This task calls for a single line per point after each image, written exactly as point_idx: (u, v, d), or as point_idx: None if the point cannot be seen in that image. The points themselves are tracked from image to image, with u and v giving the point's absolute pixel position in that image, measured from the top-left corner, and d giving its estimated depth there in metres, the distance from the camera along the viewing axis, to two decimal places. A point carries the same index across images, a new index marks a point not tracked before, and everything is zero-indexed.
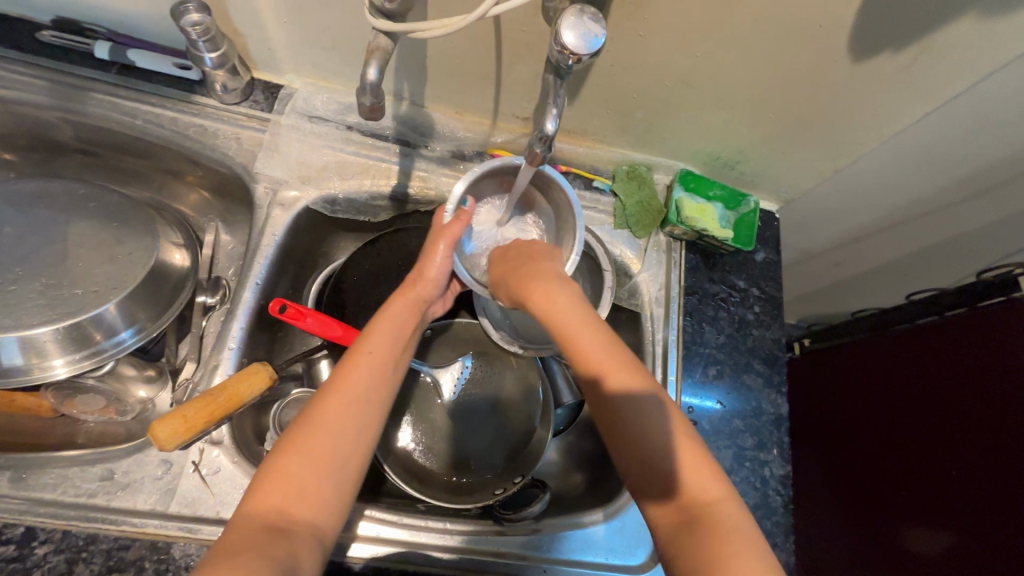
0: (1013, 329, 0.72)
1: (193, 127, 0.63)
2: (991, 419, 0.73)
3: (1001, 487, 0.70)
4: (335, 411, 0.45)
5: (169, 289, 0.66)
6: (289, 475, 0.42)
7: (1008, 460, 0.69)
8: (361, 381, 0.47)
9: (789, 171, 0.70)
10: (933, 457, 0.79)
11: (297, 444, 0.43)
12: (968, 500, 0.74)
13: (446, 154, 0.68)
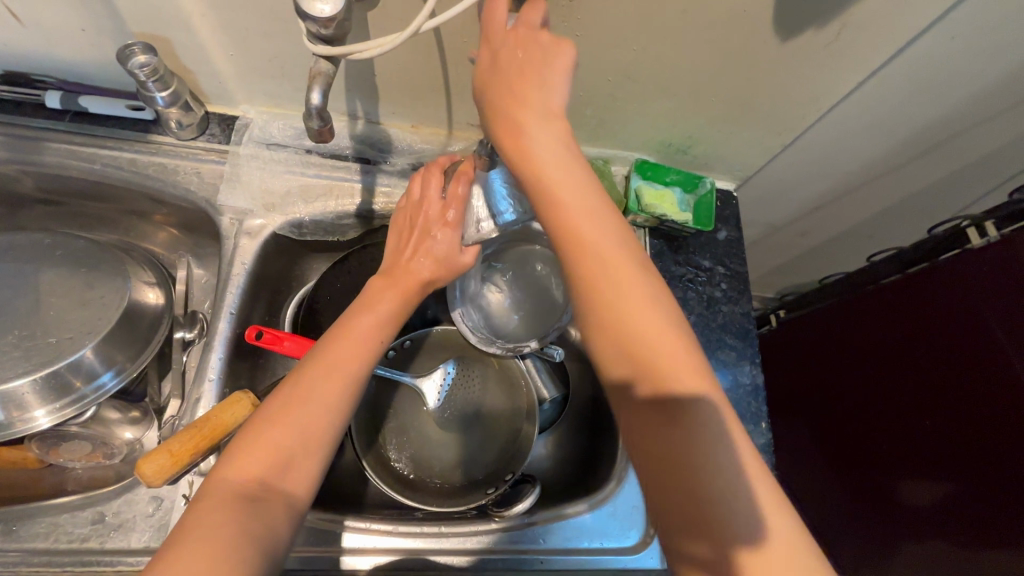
0: (976, 280, 0.75)
1: (153, 166, 0.64)
2: (969, 368, 0.76)
3: (989, 432, 0.73)
4: (319, 388, 0.45)
5: (145, 328, 0.67)
6: (272, 448, 0.42)
7: (994, 407, 0.72)
8: (348, 360, 0.47)
9: (740, 150, 0.73)
10: (924, 412, 0.82)
11: (276, 416, 0.43)
12: (958, 448, 0.77)
13: (407, 167, 0.69)
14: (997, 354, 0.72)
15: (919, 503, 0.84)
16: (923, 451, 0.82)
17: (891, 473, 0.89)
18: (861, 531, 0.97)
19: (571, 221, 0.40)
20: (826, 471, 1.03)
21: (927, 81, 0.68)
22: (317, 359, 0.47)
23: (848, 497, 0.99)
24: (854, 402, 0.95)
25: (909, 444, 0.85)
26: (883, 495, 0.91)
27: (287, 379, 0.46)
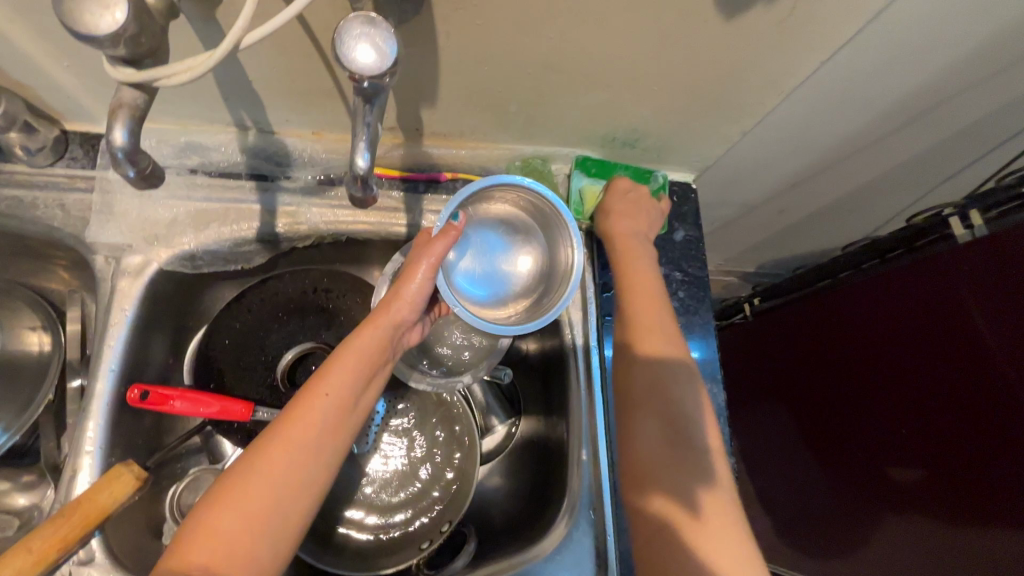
0: (951, 260, 0.68)
1: (5, 201, 0.54)
2: (943, 353, 0.70)
3: (968, 418, 0.68)
4: (280, 464, 0.40)
5: (29, 379, 0.61)
6: (217, 535, 0.37)
7: (971, 392, 0.67)
8: (312, 429, 0.42)
9: (695, 140, 0.64)
10: (902, 399, 0.77)
11: (232, 500, 0.39)
12: (936, 436, 0.72)
13: (312, 181, 0.60)
14: (976, 337, 0.66)
15: (897, 497, 0.79)
16: (903, 441, 0.77)
17: (872, 466, 0.84)
18: (838, 525, 0.93)
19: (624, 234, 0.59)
20: (810, 465, 0.97)
21: (903, 51, 0.58)
22: (279, 428, 0.42)
23: (825, 490, 0.94)
24: (832, 394, 0.90)
25: (887, 433, 0.80)
26: (862, 488, 0.86)
27: (246, 451, 0.41)
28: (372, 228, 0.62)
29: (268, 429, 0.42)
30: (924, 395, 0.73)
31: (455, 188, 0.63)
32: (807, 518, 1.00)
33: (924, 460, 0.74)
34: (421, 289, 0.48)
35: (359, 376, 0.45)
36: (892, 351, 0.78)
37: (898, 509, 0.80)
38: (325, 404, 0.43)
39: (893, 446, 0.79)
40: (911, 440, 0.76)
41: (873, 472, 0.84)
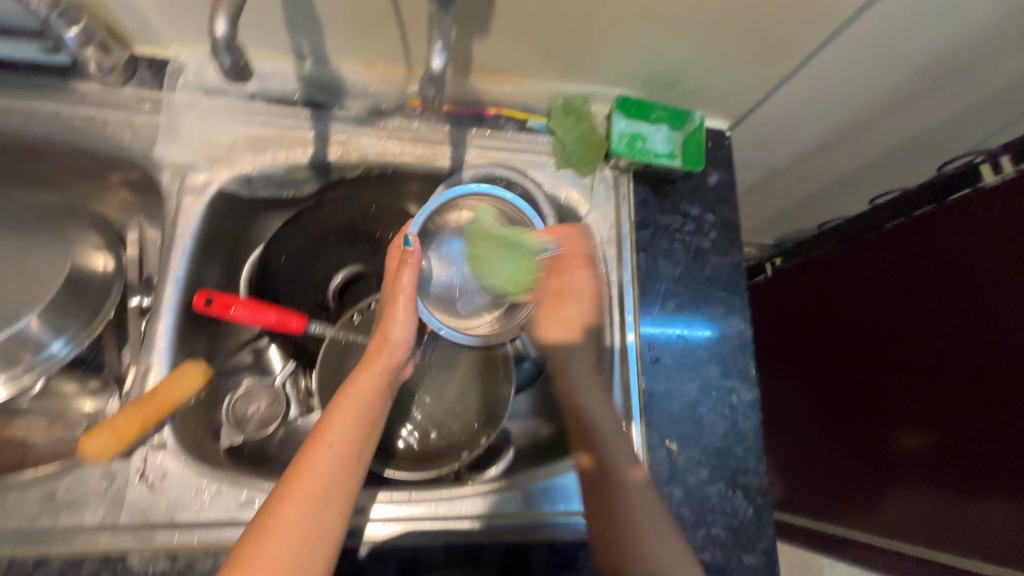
0: (971, 204, 0.69)
1: (78, 118, 0.57)
2: (959, 298, 0.71)
3: (980, 361, 0.69)
4: (295, 518, 0.43)
5: (94, 294, 0.63)
6: (273, 560, 0.41)
7: (986, 334, 0.68)
8: (322, 478, 0.45)
9: (733, 84, 0.65)
10: (913, 350, 0.78)
11: (253, 559, 0.41)
12: (947, 381, 0.73)
13: (363, 112, 0.63)
14: (992, 277, 0.67)
15: (905, 458, 0.80)
16: (913, 391, 0.78)
17: (881, 425, 0.84)
18: (842, 490, 0.92)
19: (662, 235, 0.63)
20: (812, 425, 0.98)
21: None
22: (288, 485, 0.45)
23: (830, 454, 0.94)
24: (840, 352, 0.91)
25: (897, 387, 0.80)
26: (869, 453, 0.86)
27: (258, 514, 0.44)
28: (418, 160, 0.63)
29: (292, 466, 0.46)
30: (940, 357, 0.74)
31: (500, 124, 0.66)
32: (809, 482, 1.00)
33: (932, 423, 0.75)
34: (405, 331, 0.54)
35: (359, 422, 0.49)
36: (910, 310, 0.78)
37: (908, 470, 0.79)
38: (331, 452, 0.47)
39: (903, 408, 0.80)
40: (921, 401, 0.77)
41: (883, 431, 0.83)
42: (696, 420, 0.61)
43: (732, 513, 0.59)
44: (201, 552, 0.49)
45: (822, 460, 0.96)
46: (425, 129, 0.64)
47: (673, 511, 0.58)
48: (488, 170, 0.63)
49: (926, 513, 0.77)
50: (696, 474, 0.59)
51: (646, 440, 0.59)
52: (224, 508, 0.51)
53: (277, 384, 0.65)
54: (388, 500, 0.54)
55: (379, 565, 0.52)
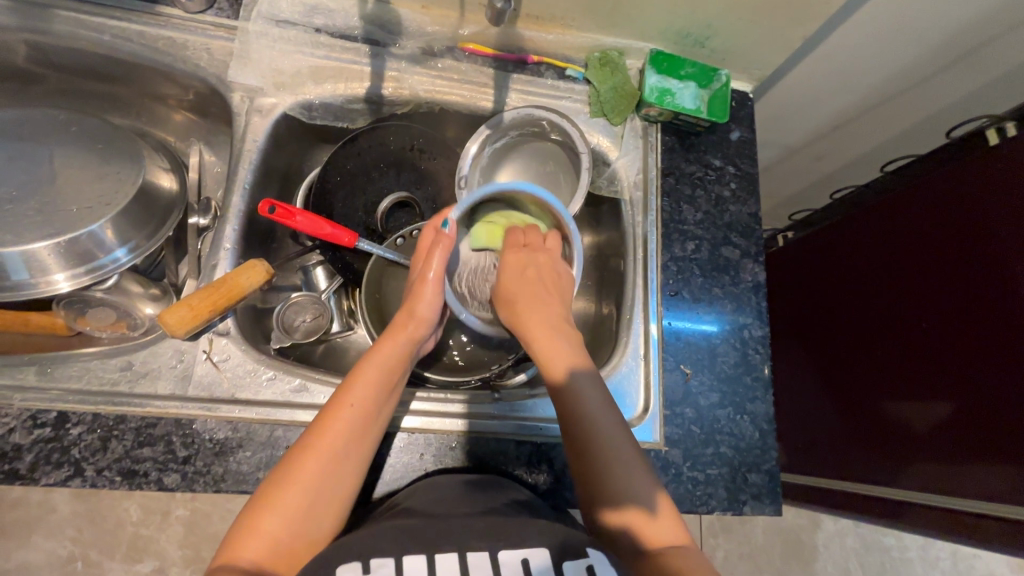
0: (993, 167, 0.72)
1: (162, 40, 0.64)
2: (970, 251, 0.74)
3: (989, 308, 0.71)
4: (312, 469, 0.46)
5: (160, 209, 0.67)
6: (261, 530, 0.43)
7: (995, 282, 0.71)
8: (340, 437, 0.48)
9: (758, 46, 0.70)
10: (922, 306, 0.80)
11: (273, 500, 0.44)
12: (955, 333, 0.75)
13: (416, 51, 0.68)
14: (1005, 228, 0.70)
15: (917, 439, 0.79)
16: (920, 347, 0.79)
17: (889, 392, 0.84)
18: (842, 462, 0.91)
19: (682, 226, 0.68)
20: (810, 394, 0.99)
21: None
22: (309, 440, 0.47)
23: (833, 423, 0.93)
24: (849, 319, 0.93)
25: (904, 346, 0.82)
26: (876, 430, 0.86)
27: (284, 460, 0.47)
28: (461, 99, 0.69)
29: (304, 436, 0.48)
30: (946, 323, 0.76)
31: (540, 71, 0.71)
32: (802, 455, 0.99)
33: (938, 391, 0.76)
34: (430, 306, 0.57)
35: (378, 386, 0.51)
36: (922, 280, 0.80)
37: (919, 444, 0.78)
38: (351, 413, 0.49)
39: (910, 378, 0.81)
40: (925, 369, 0.78)
41: (892, 399, 0.83)
42: (710, 349, 0.66)
43: (740, 436, 0.63)
44: (259, 423, 0.53)
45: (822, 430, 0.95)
46: (472, 71, 0.69)
47: (685, 427, 0.63)
48: (527, 111, 0.68)
49: (931, 475, 0.76)
50: (708, 397, 0.64)
51: (662, 363, 0.65)
52: (279, 391, 0.55)
53: (324, 299, 0.69)
54: (424, 398, 0.60)
55: (411, 453, 0.57)
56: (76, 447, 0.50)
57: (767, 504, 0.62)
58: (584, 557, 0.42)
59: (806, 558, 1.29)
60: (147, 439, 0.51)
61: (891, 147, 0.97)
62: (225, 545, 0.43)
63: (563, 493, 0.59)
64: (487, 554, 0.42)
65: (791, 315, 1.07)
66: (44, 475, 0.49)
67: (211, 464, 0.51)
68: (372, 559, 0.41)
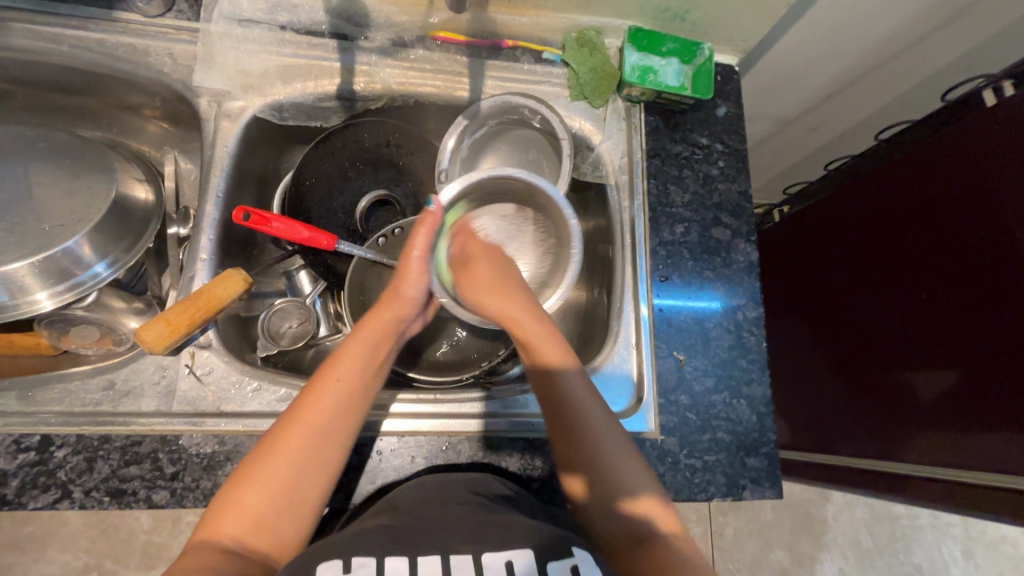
0: (988, 129, 0.70)
1: (123, 47, 0.62)
2: (968, 215, 0.72)
3: (990, 273, 0.69)
4: (298, 444, 0.45)
5: (137, 220, 0.65)
6: (244, 507, 0.42)
7: (996, 246, 0.69)
8: (327, 413, 0.47)
9: (739, 16, 0.67)
10: (922, 275, 0.78)
11: (257, 481, 0.44)
12: (957, 300, 0.73)
13: (386, 43, 0.66)
14: (1002, 188, 0.68)
15: (924, 408, 0.77)
16: (922, 317, 0.78)
17: (895, 365, 0.82)
18: (851, 439, 0.89)
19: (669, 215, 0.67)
20: (815, 370, 0.97)
21: None
22: (295, 415, 0.47)
23: (840, 399, 0.92)
24: (849, 292, 0.91)
25: (907, 317, 0.80)
26: (883, 404, 0.84)
27: (268, 436, 0.46)
28: (436, 90, 0.67)
29: (289, 412, 0.48)
30: (948, 291, 0.74)
31: (516, 56, 0.69)
32: (811, 432, 0.98)
33: (944, 360, 0.74)
34: (416, 287, 0.56)
35: (365, 364, 0.51)
36: (922, 247, 0.78)
37: (928, 413, 0.77)
38: (338, 389, 0.49)
39: (913, 349, 0.79)
40: (930, 340, 0.76)
41: (899, 372, 0.81)
42: (703, 334, 0.64)
43: (737, 420, 0.62)
44: (246, 435, 0.53)
45: (830, 408, 0.94)
46: (445, 60, 0.67)
47: (680, 415, 0.62)
48: (504, 98, 0.66)
49: (943, 444, 0.74)
50: (703, 382, 0.63)
51: (655, 351, 0.63)
52: (265, 401, 0.55)
53: (308, 303, 0.68)
54: (407, 398, 0.59)
55: (401, 456, 0.57)
56: (63, 470, 0.49)
57: (768, 487, 0.61)
58: (569, 556, 0.42)
59: (817, 531, 1.29)
60: (133, 457, 0.50)
61: (886, 112, 0.94)
62: (203, 524, 0.42)
63: (558, 487, 0.58)
64: (469, 558, 0.41)
65: (791, 291, 1.05)
66: (32, 499, 0.49)
67: (200, 479, 0.51)
68: (353, 559, 0.39)
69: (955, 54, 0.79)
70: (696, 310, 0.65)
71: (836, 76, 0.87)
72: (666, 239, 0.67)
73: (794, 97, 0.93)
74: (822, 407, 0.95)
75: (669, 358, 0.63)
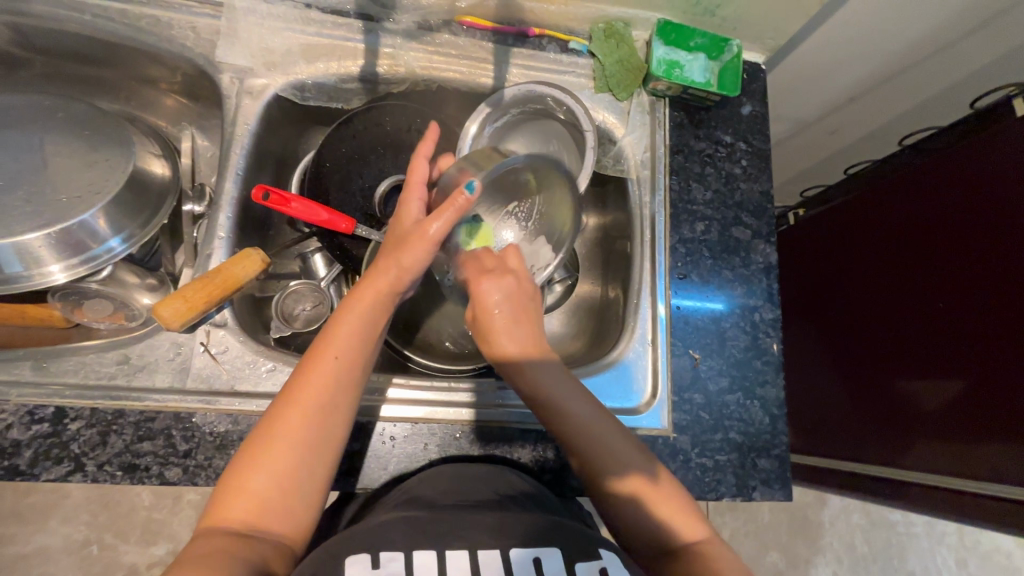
0: (1010, 138, 0.69)
1: (146, 19, 0.61)
2: (990, 228, 0.71)
3: (1007, 286, 0.68)
4: (299, 425, 0.45)
5: (153, 196, 0.65)
6: (247, 490, 0.43)
7: (1014, 260, 0.68)
8: (323, 389, 0.47)
9: (771, 13, 0.66)
10: (935, 284, 0.78)
11: (255, 462, 0.44)
12: (971, 312, 0.73)
13: (411, 26, 0.65)
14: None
15: (929, 417, 0.77)
16: (935, 327, 0.77)
17: (903, 374, 0.82)
18: (855, 445, 0.89)
19: (690, 213, 0.67)
20: (823, 375, 0.97)
21: None
22: (294, 393, 0.46)
23: (845, 404, 0.92)
24: (861, 299, 0.90)
25: (917, 325, 0.80)
26: (888, 412, 0.84)
27: (268, 416, 0.46)
28: (460, 76, 0.66)
29: (288, 387, 0.47)
30: (959, 301, 0.74)
31: (542, 44, 0.68)
32: (814, 437, 0.98)
33: (950, 370, 0.74)
34: (418, 257, 0.50)
35: (364, 337, 0.50)
36: (934, 256, 0.78)
37: (932, 422, 0.77)
38: (335, 367, 0.47)
39: (920, 358, 0.79)
40: (936, 350, 0.76)
41: (906, 381, 0.81)
42: (719, 333, 0.64)
43: (750, 421, 0.62)
44: (260, 416, 0.53)
45: (835, 414, 0.94)
46: (471, 45, 0.66)
47: (693, 414, 0.61)
48: (529, 87, 0.65)
49: (946, 454, 0.74)
50: (717, 382, 0.63)
51: (670, 349, 0.63)
52: (279, 382, 0.54)
53: (323, 287, 0.68)
54: (416, 386, 0.59)
55: (414, 443, 0.57)
56: (76, 442, 0.49)
57: (778, 489, 0.61)
58: (598, 558, 0.42)
59: (813, 535, 1.30)
60: (147, 433, 0.51)
61: (908, 118, 0.93)
62: (210, 505, 0.43)
63: (568, 481, 0.58)
64: (497, 552, 0.41)
65: (801, 295, 1.05)
66: (44, 470, 0.49)
67: (212, 457, 0.51)
68: (380, 553, 0.40)
69: (985, 63, 0.77)
70: (712, 309, 0.65)
71: (861, 80, 0.86)
72: (685, 237, 0.66)
73: (817, 99, 0.93)
74: (828, 412, 0.95)
75: (681, 355, 0.63)
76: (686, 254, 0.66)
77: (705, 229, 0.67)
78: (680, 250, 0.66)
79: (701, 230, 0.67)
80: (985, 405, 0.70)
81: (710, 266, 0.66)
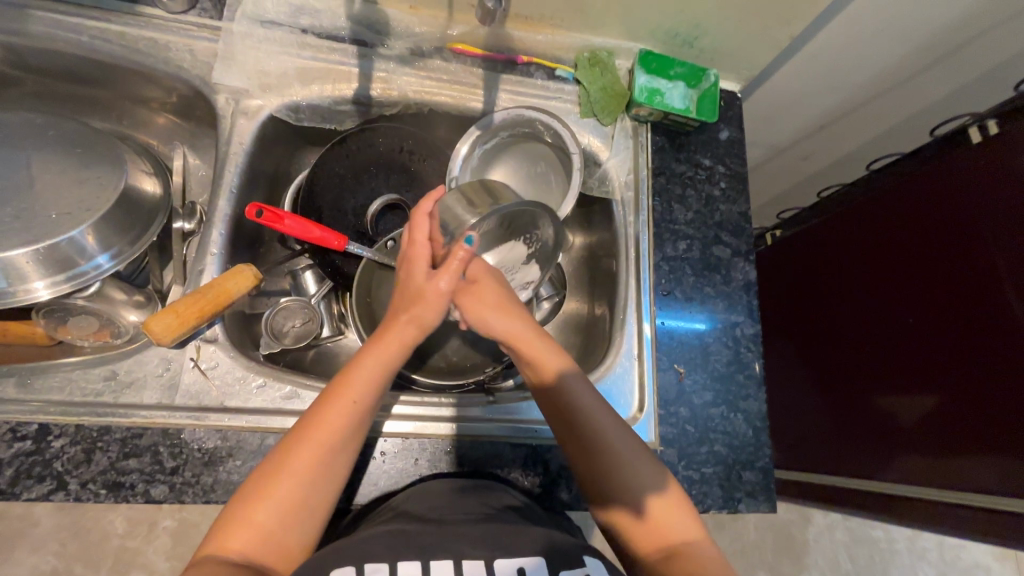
0: (968, 165, 0.74)
1: (143, 40, 0.63)
2: (957, 246, 0.75)
3: (979, 300, 0.71)
4: (309, 464, 0.45)
5: (143, 214, 0.65)
6: (255, 523, 0.43)
7: (981, 278, 0.71)
8: (336, 431, 0.47)
9: (744, 46, 0.70)
10: (906, 302, 0.81)
11: (266, 495, 0.44)
12: (944, 326, 0.75)
13: (404, 52, 0.68)
14: (993, 220, 0.71)
15: (904, 431, 0.79)
16: (911, 340, 0.79)
17: (879, 389, 0.84)
18: (836, 460, 0.91)
19: (673, 232, 0.69)
20: (802, 390, 0.99)
21: None
22: (308, 430, 0.46)
23: (822, 419, 0.94)
24: (836, 315, 0.94)
25: (892, 342, 0.82)
26: (867, 426, 0.86)
27: (280, 450, 0.46)
28: (451, 100, 0.69)
29: (301, 425, 0.47)
30: (928, 317, 0.77)
31: (530, 71, 0.71)
32: (795, 452, 1.00)
33: (924, 386, 0.77)
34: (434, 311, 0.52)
35: (380, 383, 0.50)
36: (905, 274, 0.82)
37: (908, 437, 0.79)
38: (351, 410, 0.48)
39: (895, 373, 0.82)
40: (910, 365, 0.79)
41: (882, 396, 0.83)
42: (703, 348, 0.66)
43: (733, 433, 0.64)
44: (249, 432, 0.52)
45: (815, 429, 0.96)
46: (462, 71, 0.69)
47: (679, 426, 0.63)
48: (517, 111, 0.67)
49: (922, 467, 0.76)
50: (702, 396, 0.64)
51: (656, 362, 0.65)
52: (270, 398, 0.54)
53: (313, 303, 0.68)
54: (409, 401, 0.59)
55: (405, 458, 0.57)
56: (59, 460, 0.49)
57: (762, 501, 0.62)
58: (581, 566, 0.43)
59: (798, 552, 1.30)
60: (133, 450, 0.50)
61: (876, 144, 0.98)
62: (210, 536, 0.43)
63: (558, 495, 0.59)
64: (481, 562, 0.42)
65: (779, 313, 1.08)
66: (25, 489, 0.48)
67: (200, 474, 0.51)
68: (365, 563, 0.40)
69: (942, 95, 0.83)
70: (696, 325, 0.67)
71: (830, 109, 0.91)
72: (668, 254, 0.69)
73: (790, 126, 0.97)
74: (807, 427, 0.97)
75: (666, 369, 0.65)
76: (670, 271, 0.68)
77: (687, 247, 0.69)
78: (664, 267, 0.68)
79: (683, 249, 0.69)
80: (958, 419, 0.72)
81: (692, 283, 0.68)
